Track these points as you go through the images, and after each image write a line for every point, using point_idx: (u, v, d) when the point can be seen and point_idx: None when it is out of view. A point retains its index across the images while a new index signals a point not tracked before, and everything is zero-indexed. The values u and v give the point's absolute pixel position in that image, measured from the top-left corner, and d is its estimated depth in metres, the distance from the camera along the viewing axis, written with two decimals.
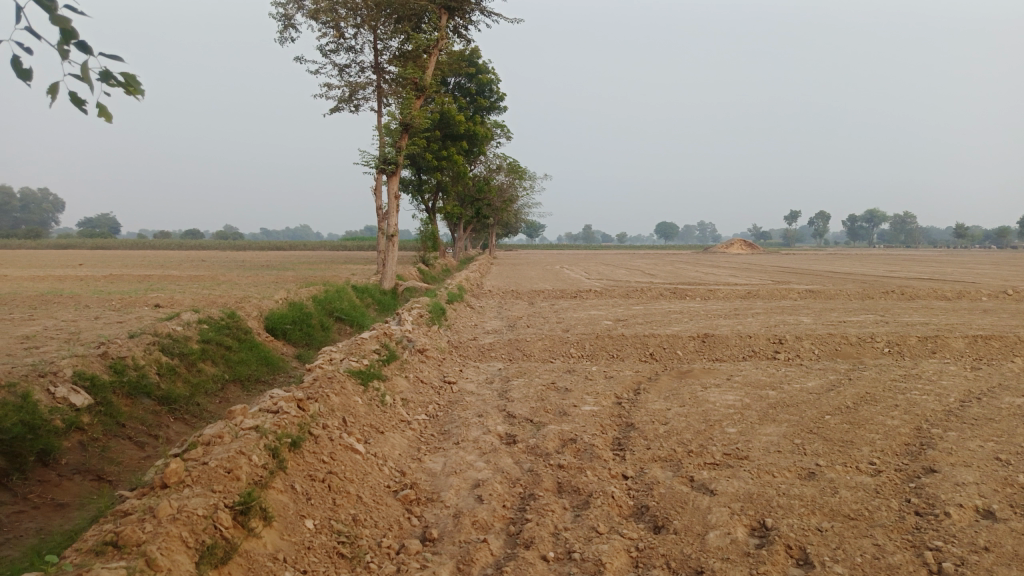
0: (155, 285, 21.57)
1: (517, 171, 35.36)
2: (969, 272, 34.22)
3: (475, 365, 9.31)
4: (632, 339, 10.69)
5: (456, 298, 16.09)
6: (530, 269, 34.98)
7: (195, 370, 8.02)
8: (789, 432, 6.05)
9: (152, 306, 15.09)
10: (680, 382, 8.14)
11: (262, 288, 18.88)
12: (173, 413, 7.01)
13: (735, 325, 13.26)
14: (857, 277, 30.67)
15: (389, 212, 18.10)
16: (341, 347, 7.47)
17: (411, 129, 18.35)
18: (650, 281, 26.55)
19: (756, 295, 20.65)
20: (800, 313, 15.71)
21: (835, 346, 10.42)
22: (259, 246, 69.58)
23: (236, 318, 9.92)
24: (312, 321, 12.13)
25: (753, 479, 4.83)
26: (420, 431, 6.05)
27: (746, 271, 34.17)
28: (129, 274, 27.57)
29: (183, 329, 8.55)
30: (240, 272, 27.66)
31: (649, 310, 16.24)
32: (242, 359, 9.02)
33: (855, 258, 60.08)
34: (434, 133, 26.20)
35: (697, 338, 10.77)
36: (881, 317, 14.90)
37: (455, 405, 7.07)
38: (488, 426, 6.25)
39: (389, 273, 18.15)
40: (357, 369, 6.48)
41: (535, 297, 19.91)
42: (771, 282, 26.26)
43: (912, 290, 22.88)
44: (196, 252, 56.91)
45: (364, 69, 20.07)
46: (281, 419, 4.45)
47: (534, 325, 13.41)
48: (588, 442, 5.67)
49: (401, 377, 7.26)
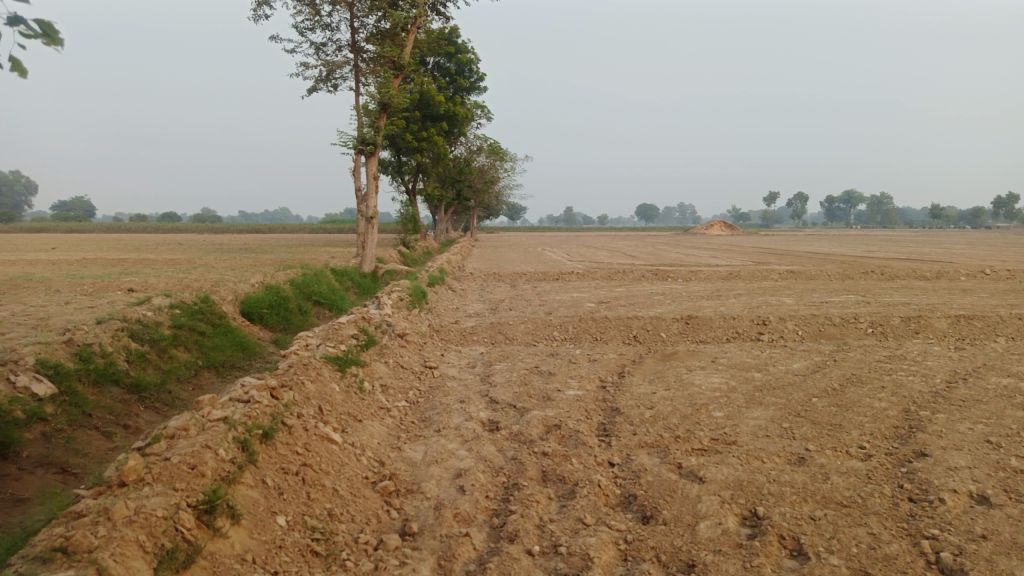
0: (129, 269, 21.11)
1: (498, 152, 34.98)
2: (946, 252, 34.49)
3: (456, 350, 9.12)
4: (616, 321, 10.54)
5: (437, 281, 15.86)
6: (512, 251, 34.78)
7: (167, 357, 7.75)
8: (777, 416, 5.94)
9: (125, 291, 14.70)
10: (665, 365, 8.01)
11: (239, 271, 18.52)
12: (143, 402, 6.75)
13: (718, 306, 13.17)
14: (836, 257, 30.80)
15: (368, 193, 17.77)
16: (317, 332, 7.24)
17: (389, 108, 17.98)
18: (632, 262, 26.46)
19: (738, 275, 20.61)
20: (782, 294, 15.65)
21: (819, 327, 10.34)
22: (237, 229, 68.58)
23: (209, 302, 9.64)
24: (289, 305, 11.86)
25: (743, 466, 4.70)
26: (400, 419, 5.86)
27: (727, 252, 34.19)
28: (103, 258, 26.96)
29: (153, 314, 8.27)
30: (217, 256, 27.18)
31: (632, 292, 16.11)
32: (216, 345, 8.75)
33: (835, 238, 60.41)
34: (414, 113, 25.78)
35: (681, 319, 10.65)
36: (863, 297, 14.89)
37: (436, 391, 6.88)
38: (469, 412, 6.07)
39: (368, 255, 17.86)
40: (333, 355, 6.26)
41: (517, 279, 19.74)
42: (752, 263, 26.24)
43: (892, 270, 22.96)
44: (172, 235, 56.05)
45: (341, 47, 19.63)
46: (251, 410, 4.24)
47: (516, 308, 13.23)
48: (572, 429, 5.52)
49: (380, 363, 7.05)
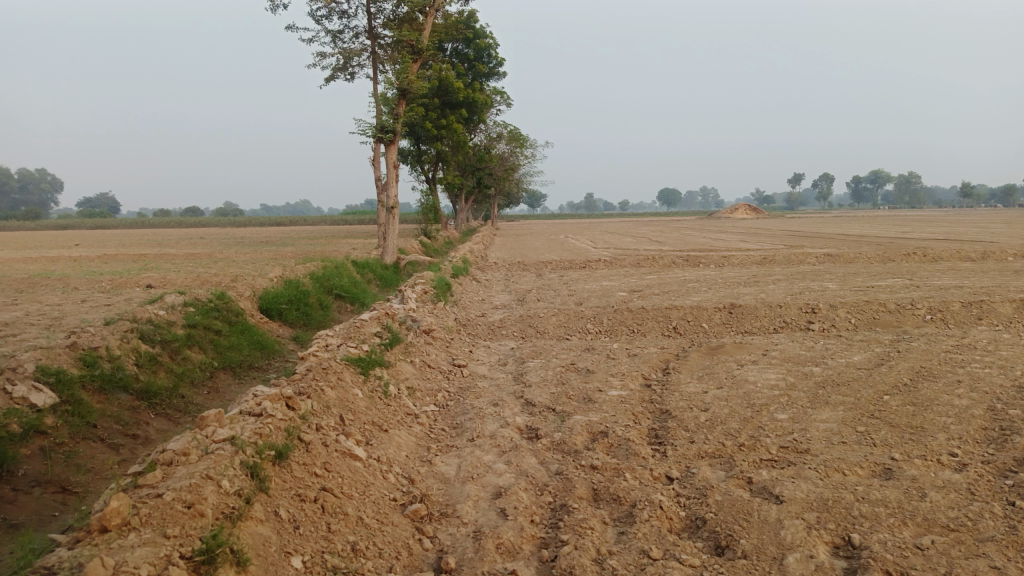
0: (149, 265, 20.82)
1: (519, 139, 34.23)
2: (982, 232, 33.42)
3: (486, 345, 8.58)
4: (653, 312, 9.93)
5: (462, 271, 15.33)
6: (535, 238, 34.15)
7: (180, 359, 7.29)
8: (848, 418, 5.33)
9: (144, 287, 14.37)
10: (712, 360, 7.40)
11: (259, 265, 18.11)
12: (153, 409, 6.30)
13: (758, 293, 12.50)
14: (871, 239, 29.81)
15: (388, 182, 17.27)
16: (338, 332, 6.73)
17: (408, 95, 17.42)
18: (660, 248, 25.76)
19: (773, 260, 19.85)
20: (823, 279, 14.91)
21: (873, 315, 9.66)
22: (258, 222, 68.41)
23: (225, 298, 9.17)
24: (309, 300, 11.39)
25: (823, 481, 4.10)
26: (429, 426, 5.33)
27: (755, 236, 33.23)
28: (124, 253, 26.68)
29: (166, 313, 7.81)
30: (238, 249, 26.81)
31: (664, 279, 15.46)
32: (232, 344, 8.29)
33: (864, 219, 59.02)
34: (433, 100, 25.18)
35: (724, 308, 10.01)
36: (910, 281, 14.10)
37: (467, 393, 6.33)
38: (505, 417, 5.53)
39: (390, 246, 17.38)
40: (355, 357, 5.73)
41: (543, 268, 19.14)
42: (785, 247, 25.39)
43: (933, 251, 22.05)
44: (194, 229, 56.13)
45: (358, 34, 19.10)
46: (262, 426, 3.71)
47: (545, 299, 12.64)
48: (622, 437, 4.95)
49: (406, 363, 6.52)
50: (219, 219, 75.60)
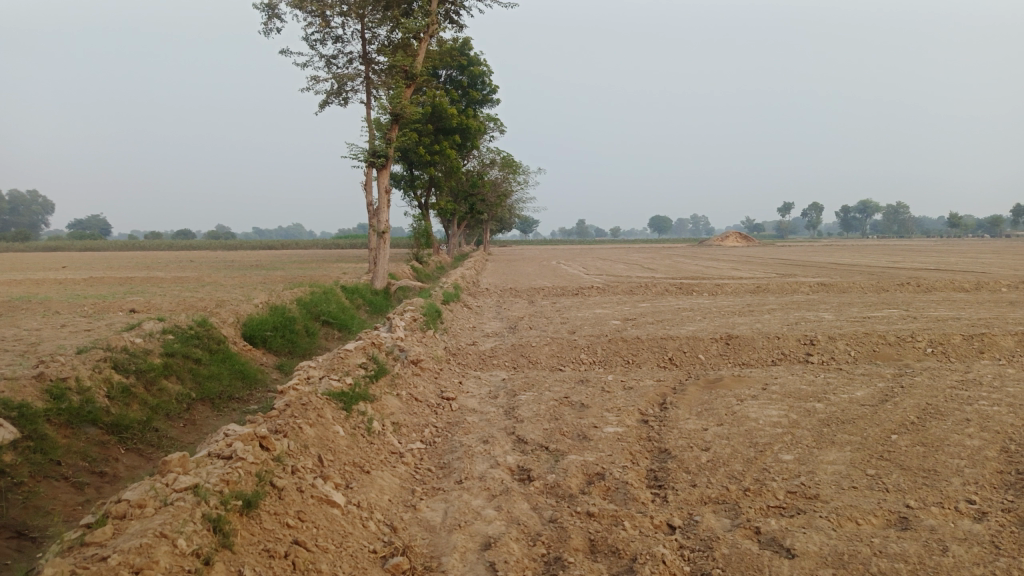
0: (135, 288, 20.46)
1: (512, 165, 34.16)
2: (973, 262, 33.50)
3: (476, 376, 8.28)
4: (648, 342, 9.67)
5: (452, 297, 15.06)
6: (527, 264, 33.96)
7: (155, 390, 6.96)
8: (857, 460, 5.06)
9: (126, 312, 14.01)
10: (711, 395, 7.13)
11: (247, 290, 17.79)
12: (124, 444, 5.96)
13: (754, 323, 12.27)
14: (863, 267, 29.81)
15: (379, 207, 17.04)
16: (321, 363, 6.43)
17: (401, 120, 17.27)
18: (653, 276, 25.57)
19: (766, 289, 19.67)
20: (818, 308, 14.72)
21: (873, 347, 9.43)
22: (249, 245, 68.08)
23: (207, 326, 8.85)
24: (295, 326, 11.09)
25: (836, 531, 3.82)
26: (415, 465, 5.01)
27: (748, 264, 33.19)
28: (111, 276, 26.26)
29: (142, 341, 7.48)
30: (227, 273, 26.47)
31: (657, 307, 15.24)
32: (212, 374, 7.96)
33: (855, 247, 59.18)
34: (426, 126, 25.10)
35: (721, 339, 9.76)
36: (906, 312, 13.93)
37: (455, 429, 6.03)
38: (495, 457, 5.22)
39: (380, 272, 17.11)
40: (338, 391, 5.44)
41: (535, 295, 18.89)
42: (778, 276, 25.28)
43: (926, 281, 21.96)
44: (183, 252, 55.72)
45: (352, 59, 18.99)
46: (230, 472, 3.42)
47: (537, 327, 12.38)
48: (619, 480, 4.66)
49: (392, 397, 6.22)
50: (209, 242, 75.17)
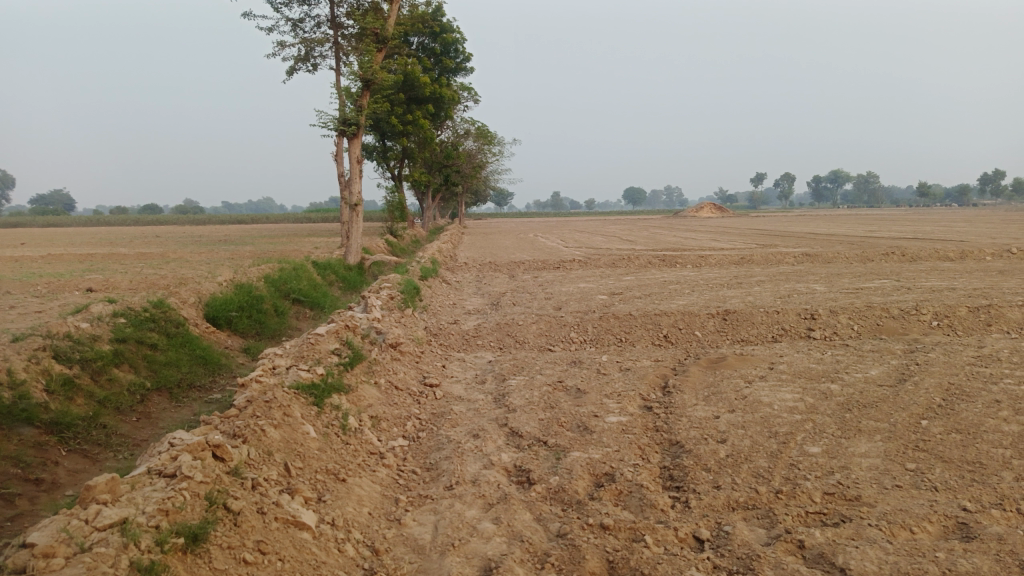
0: (96, 266, 19.50)
1: (487, 135, 33.27)
2: (949, 230, 33.59)
3: (459, 359, 7.66)
4: (641, 319, 9.09)
5: (430, 272, 14.38)
6: (505, 237, 33.25)
7: (104, 381, 6.26)
8: (891, 453, 4.55)
9: (83, 291, 13.13)
10: (716, 376, 6.58)
11: (214, 266, 16.99)
12: (65, 444, 5.26)
13: (746, 296, 11.77)
14: (842, 237, 29.55)
15: (351, 178, 16.22)
16: (288, 350, 5.75)
17: (372, 86, 16.39)
18: (633, 248, 25.00)
19: (751, 260, 19.22)
20: (808, 279, 14.27)
21: (877, 321, 8.96)
22: (219, 220, 66.39)
23: (165, 307, 8.09)
24: (263, 306, 10.36)
25: (892, 544, 3.29)
26: (398, 468, 4.39)
27: (728, 235, 32.82)
28: (71, 253, 25.07)
29: (88, 326, 6.73)
30: (193, 249, 25.39)
31: (643, 280, 14.69)
32: (169, 361, 7.25)
33: (829, 218, 59.33)
34: (398, 95, 24.13)
35: (717, 314, 9.22)
36: (898, 282, 13.52)
37: (441, 421, 5.41)
38: (488, 455, 4.63)
39: (354, 246, 16.34)
40: (308, 384, 4.78)
41: (515, 269, 18.25)
42: (758, 246, 24.96)
43: (909, 250, 21.70)
44: (150, 227, 54.15)
45: (320, 23, 17.99)
46: (171, 498, 2.79)
47: (521, 302, 11.77)
48: (632, 482, 4.09)
49: (369, 387, 5.58)
50: (177, 217, 73.40)
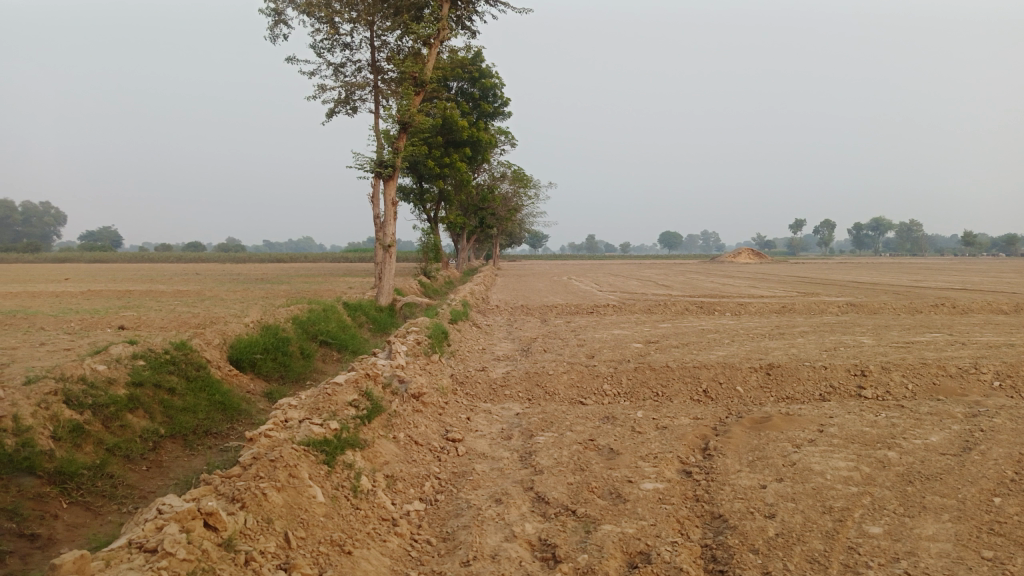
0: (132, 303, 19.64)
1: (523, 179, 33.29)
2: (998, 281, 32.50)
3: (486, 411, 7.29)
4: (679, 371, 8.63)
5: (461, 316, 14.10)
6: (539, 280, 32.96)
7: (116, 427, 6.03)
8: (965, 537, 4.04)
9: (115, 329, 13.10)
10: (760, 439, 6.09)
11: (246, 305, 16.97)
12: (67, 496, 5.00)
13: (789, 348, 11.24)
14: (886, 286, 28.71)
15: (385, 219, 16.15)
16: (303, 401, 5.45)
17: (410, 129, 16.39)
18: (669, 294, 24.49)
19: (792, 309, 18.59)
20: (854, 331, 13.65)
21: (933, 380, 8.38)
22: (257, 258, 67.22)
23: (187, 348, 7.90)
24: (289, 348, 10.15)
25: None
26: (411, 537, 4.02)
27: (766, 282, 32.10)
28: (109, 289, 25.41)
29: (105, 368, 6.53)
30: (228, 288, 25.54)
31: (679, 328, 14.22)
32: (186, 406, 7.01)
33: (869, 266, 58.00)
34: (436, 138, 24.25)
35: (760, 368, 8.72)
36: (951, 336, 12.84)
37: (462, 482, 5.04)
38: (511, 525, 4.23)
39: (385, 287, 16.17)
40: (320, 441, 4.47)
41: (548, 313, 17.89)
42: (799, 295, 24.26)
43: (959, 302, 20.86)
44: (191, 264, 55.14)
45: (360, 67, 18.19)
46: None
47: (553, 350, 11.39)
48: (670, 565, 3.66)
49: (387, 443, 5.24)
50: (217, 254, 74.81)
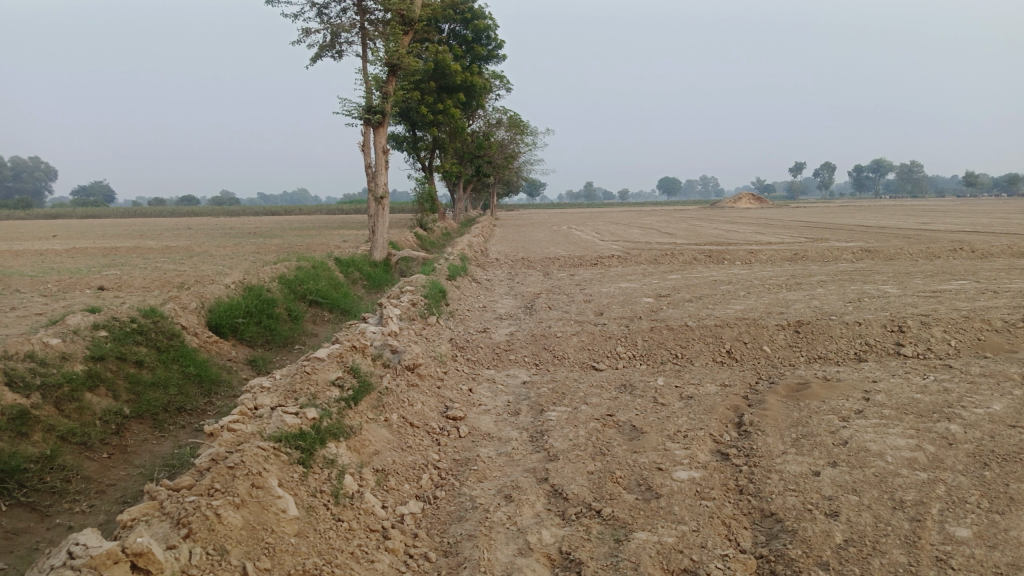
0: (116, 261, 18.77)
1: (520, 125, 32.04)
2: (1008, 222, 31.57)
3: (489, 380, 6.57)
4: (699, 330, 7.88)
5: (459, 270, 13.28)
6: (538, 230, 32.01)
7: (71, 409, 5.29)
8: None
9: (93, 291, 12.29)
10: (802, 411, 5.38)
11: (234, 262, 16.17)
12: (6, 497, 4.30)
13: (811, 300, 10.45)
14: (898, 230, 27.78)
15: (377, 169, 15.20)
16: (278, 384, 4.70)
17: (399, 72, 15.28)
18: (674, 242, 23.58)
19: (805, 256, 17.72)
20: (875, 280, 12.85)
21: (977, 336, 7.63)
22: (252, 211, 65.98)
23: (158, 315, 7.12)
24: (274, 310, 9.38)
25: None
26: (405, 554, 3.32)
27: (771, 227, 31.10)
28: (95, 246, 24.40)
29: (59, 342, 5.75)
30: (219, 243, 24.59)
31: (690, 280, 13.43)
32: (156, 382, 6.27)
33: (870, 209, 56.83)
34: (429, 83, 23.05)
35: (788, 325, 7.97)
36: (980, 284, 12.04)
37: (466, 473, 4.33)
38: (525, 532, 3.54)
39: (379, 241, 15.34)
40: (294, 436, 3.73)
41: (550, 266, 17.08)
42: (808, 240, 23.34)
43: (978, 245, 19.96)
44: (184, 219, 53.75)
45: (347, 7, 16.98)
46: None
47: (558, 306, 10.63)
48: None
49: (377, 430, 4.50)
50: (211, 208, 73.30)
